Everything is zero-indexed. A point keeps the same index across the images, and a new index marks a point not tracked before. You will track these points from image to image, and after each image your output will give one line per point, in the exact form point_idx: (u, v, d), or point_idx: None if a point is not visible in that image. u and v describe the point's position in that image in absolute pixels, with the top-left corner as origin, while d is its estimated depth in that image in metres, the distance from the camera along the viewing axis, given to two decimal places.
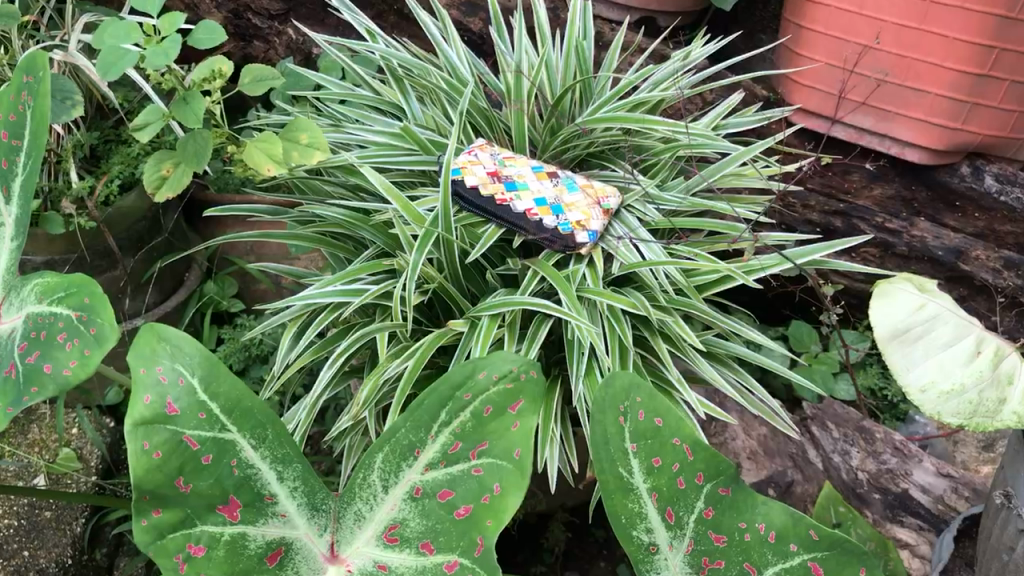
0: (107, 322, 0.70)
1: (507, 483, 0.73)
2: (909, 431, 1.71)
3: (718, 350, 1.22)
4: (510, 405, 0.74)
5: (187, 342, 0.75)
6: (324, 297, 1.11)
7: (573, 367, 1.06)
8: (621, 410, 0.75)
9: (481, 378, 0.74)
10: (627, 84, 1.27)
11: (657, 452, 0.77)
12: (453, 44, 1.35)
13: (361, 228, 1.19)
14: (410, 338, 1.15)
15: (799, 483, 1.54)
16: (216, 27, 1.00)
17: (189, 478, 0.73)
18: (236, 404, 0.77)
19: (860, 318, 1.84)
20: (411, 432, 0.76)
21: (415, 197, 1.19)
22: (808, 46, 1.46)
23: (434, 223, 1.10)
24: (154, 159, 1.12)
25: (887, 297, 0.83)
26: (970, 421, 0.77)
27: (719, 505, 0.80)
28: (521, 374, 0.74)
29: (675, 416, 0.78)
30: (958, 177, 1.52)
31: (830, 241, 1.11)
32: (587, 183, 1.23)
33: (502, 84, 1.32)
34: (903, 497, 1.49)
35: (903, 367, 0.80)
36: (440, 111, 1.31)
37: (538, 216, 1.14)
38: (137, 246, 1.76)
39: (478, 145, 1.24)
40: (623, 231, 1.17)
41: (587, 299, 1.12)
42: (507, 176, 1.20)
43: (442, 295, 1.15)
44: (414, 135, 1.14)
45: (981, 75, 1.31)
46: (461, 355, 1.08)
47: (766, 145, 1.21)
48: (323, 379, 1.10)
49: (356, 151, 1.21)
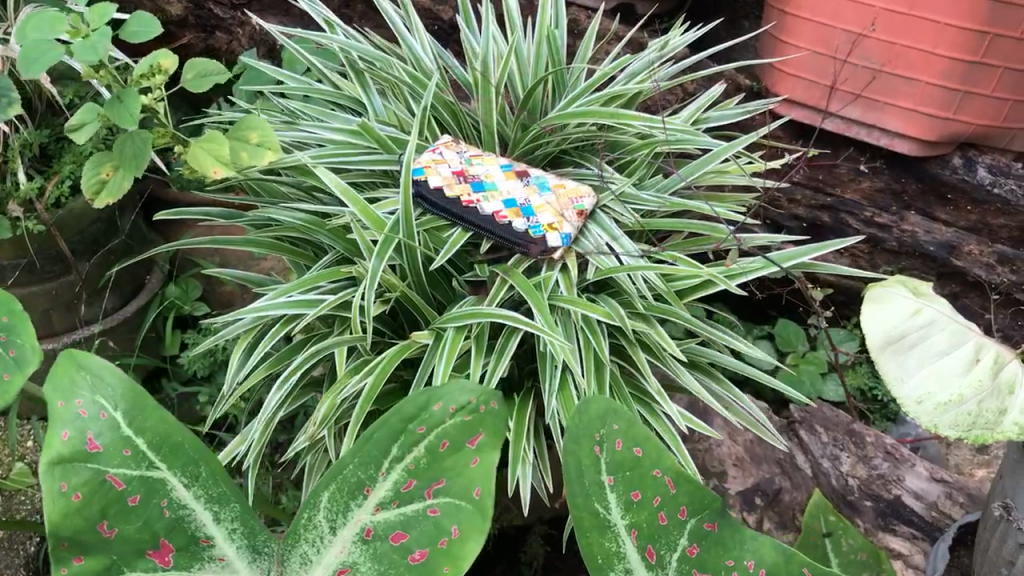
0: (27, 343, 0.63)
1: (467, 526, 0.65)
2: (901, 432, 1.65)
3: (700, 359, 1.15)
4: (468, 439, 0.66)
5: (110, 371, 0.67)
6: (275, 310, 1.03)
7: (544, 383, 0.99)
8: (596, 439, 0.68)
9: (435, 410, 0.67)
10: (603, 75, 1.19)
11: (636, 484, 0.70)
12: (416, 34, 1.27)
13: (319, 234, 1.11)
14: (372, 351, 1.07)
15: (787, 490, 1.45)
16: (151, 18, 0.93)
17: (114, 522, 0.66)
18: (165, 440, 0.69)
19: (848, 317, 1.77)
20: (360, 468, 0.69)
21: (376, 199, 1.11)
22: (793, 33, 1.38)
23: (395, 228, 1.03)
24: (92, 162, 1.03)
25: (878, 301, 0.75)
26: (968, 434, 0.70)
27: (704, 541, 0.73)
28: (480, 406, 0.66)
29: (655, 445, 0.71)
30: (950, 169, 1.45)
31: (817, 242, 1.04)
32: (560, 182, 1.15)
33: (469, 76, 1.24)
34: (895, 505, 1.43)
35: (896, 376, 0.72)
36: (403, 106, 1.23)
37: (508, 218, 1.07)
38: (93, 249, 1.67)
39: (443, 142, 1.16)
40: (599, 234, 1.09)
41: (561, 309, 1.04)
42: (474, 175, 1.12)
43: (405, 304, 1.08)
44: (373, 133, 1.06)
45: (974, 62, 1.25)
46: (425, 373, 1.01)
47: (750, 140, 1.14)
48: (275, 398, 1.02)
49: (312, 150, 1.13)
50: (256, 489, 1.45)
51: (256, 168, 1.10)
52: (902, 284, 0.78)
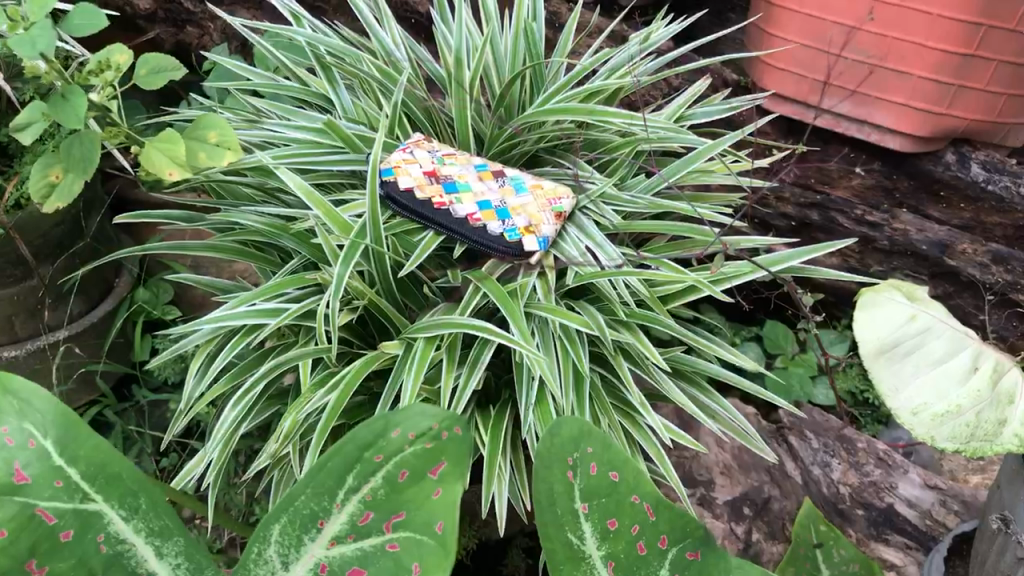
0: None
1: (430, 565, 0.59)
2: (892, 436, 1.60)
3: (685, 368, 1.10)
4: (430, 468, 0.61)
5: (36, 390, 0.53)
6: (234, 320, 0.97)
7: (520, 396, 0.94)
8: (569, 465, 0.62)
9: (394, 437, 0.61)
10: (582, 70, 1.14)
11: (613, 512, 0.64)
12: (387, 26, 1.21)
13: (283, 238, 1.06)
14: (338, 362, 1.01)
15: (777, 499, 1.40)
16: (95, 11, 0.87)
17: (43, 562, 0.50)
18: (100, 469, 0.53)
19: (838, 318, 1.72)
20: (314, 500, 0.62)
21: (343, 201, 1.06)
22: (781, 25, 1.33)
23: (362, 233, 0.97)
24: (39, 163, 0.97)
25: (874, 308, 0.73)
26: (966, 446, 0.67)
27: (686, 571, 0.67)
28: (442, 433, 0.61)
29: (634, 469, 0.65)
30: (943, 165, 1.40)
31: (807, 246, 0.99)
32: (537, 183, 1.10)
33: (442, 71, 1.18)
34: (888, 513, 1.38)
35: (892, 386, 0.70)
36: (373, 102, 1.17)
37: (482, 221, 1.02)
38: (57, 251, 1.59)
39: (414, 141, 1.11)
40: (578, 237, 1.04)
41: (537, 317, 0.99)
42: (446, 176, 1.07)
43: (374, 312, 1.02)
44: (340, 131, 1.00)
45: (967, 55, 1.20)
46: (393, 386, 0.95)
47: (736, 138, 1.09)
48: (232, 416, 0.97)
49: (276, 150, 1.07)
50: (224, 502, 1.39)
51: (216, 169, 1.04)
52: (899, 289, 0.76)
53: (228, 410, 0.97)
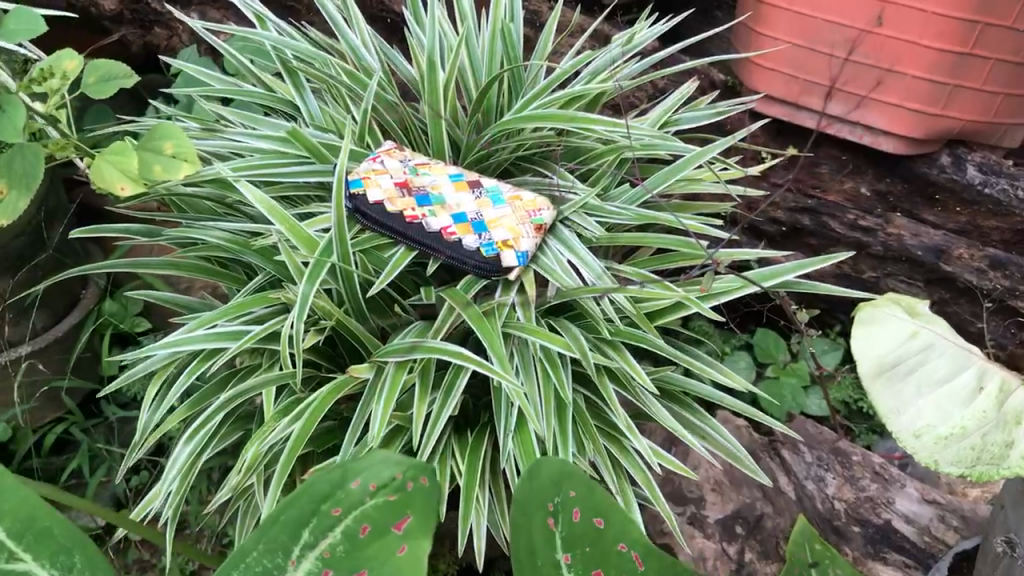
0: None
1: None
2: (887, 448, 1.55)
3: (674, 388, 1.04)
4: (394, 523, 0.54)
5: None
6: (190, 345, 0.91)
7: (498, 422, 0.88)
8: (550, 512, 0.56)
9: (354, 488, 0.55)
10: (562, 73, 1.08)
11: (598, 563, 0.58)
12: (357, 28, 1.15)
13: (245, 255, 0.99)
14: (305, 387, 0.95)
15: (770, 516, 1.33)
16: (34, 15, 0.80)
17: None
18: (28, 525, 0.51)
19: (831, 325, 1.67)
20: (265, 557, 0.55)
21: (310, 215, 0.99)
22: (769, 24, 1.27)
23: (329, 250, 0.91)
24: None
25: (871, 324, 0.68)
26: (972, 472, 0.61)
27: None
28: (406, 484, 0.55)
29: (620, 514, 0.59)
30: (938, 168, 1.35)
31: (804, 260, 0.94)
32: (515, 193, 1.04)
33: (416, 75, 1.12)
34: (885, 530, 1.32)
35: (890, 408, 0.64)
36: (342, 109, 1.11)
37: (457, 235, 0.96)
38: (17, 264, 1.51)
39: (384, 150, 1.05)
40: (559, 251, 0.98)
41: (516, 337, 0.93)
42: (419, 187, 1.01)
43: (343, 334, 0.96)
44: (305, 141, 0.94)
45: (963, 53, 1.14)
46: (361, 414, 0.89)
47: (725, 144, 1.03)
48: (189, 448, 0.91)
49: (237, 160, 1.01)
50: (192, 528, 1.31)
51: (171, 182, 0.98)
52: (902, 303, 0.70)
53: (184, 441, 0.91)
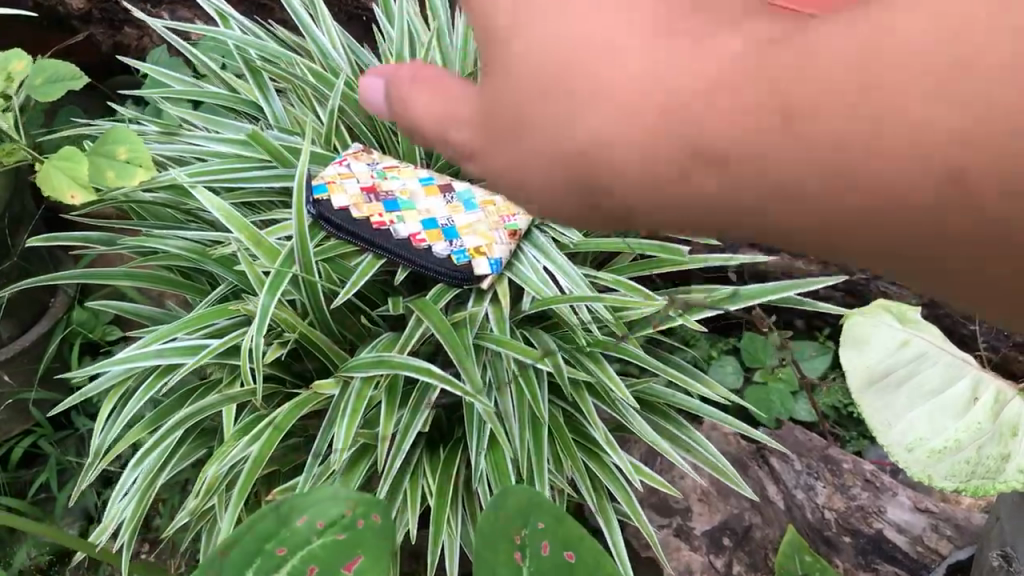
0: None
1: None
2: (878, 454, 1.50)
3: (656, 400, 1.00)
4: (344, 565, 0.50)
5: None
6: (146, 360, 0.86)
7: (469, 439, 0.84)
8: (515, 544, 0.56)
9: (301, 525, 0.50)
10: None
11: None
12: (324, 26, 1.10)
13: (205, 264, 0.95)
14: (268, 404, 0.91)
15: (759, 527, 1.25)
16: None
17: None
18: None
19: (819, 328, 1.63)
20: None
21: (273, 222, 0.95)
22: None
23: (291, 259, 0.87)
24: None
25: (862, 337, 0.68)
26: (967, 486, 0.60)
27: None
28: (357, 521, 0.51)
29: (592, 548, 0.58)
30: None
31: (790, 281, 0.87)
32: (488, 197, 1.00)
33: (386, 74, 1.07)
34: (878, 540, 1.27)
35: (882, 418, 0.65)
36: (309, 110, 1.06)
37: (427, 243, 0.92)
38: None
39: (351, 153, 1.00)
40: (534, 257, 0.94)
41: (488, 349, 0.89)
42: (387, 192, 0.97)
43: (307, 346, 0.91)
44: (267, 143, 0.89)
45: None
46: (326, 432, 0.85)
47: None
48: (138, 472, 0.87)
49: (196, 164, 0.96)
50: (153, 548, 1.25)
51: (126, 188, 0.93)
52: (898, 315, 0.71)
53: (130, 466, 0.88)
